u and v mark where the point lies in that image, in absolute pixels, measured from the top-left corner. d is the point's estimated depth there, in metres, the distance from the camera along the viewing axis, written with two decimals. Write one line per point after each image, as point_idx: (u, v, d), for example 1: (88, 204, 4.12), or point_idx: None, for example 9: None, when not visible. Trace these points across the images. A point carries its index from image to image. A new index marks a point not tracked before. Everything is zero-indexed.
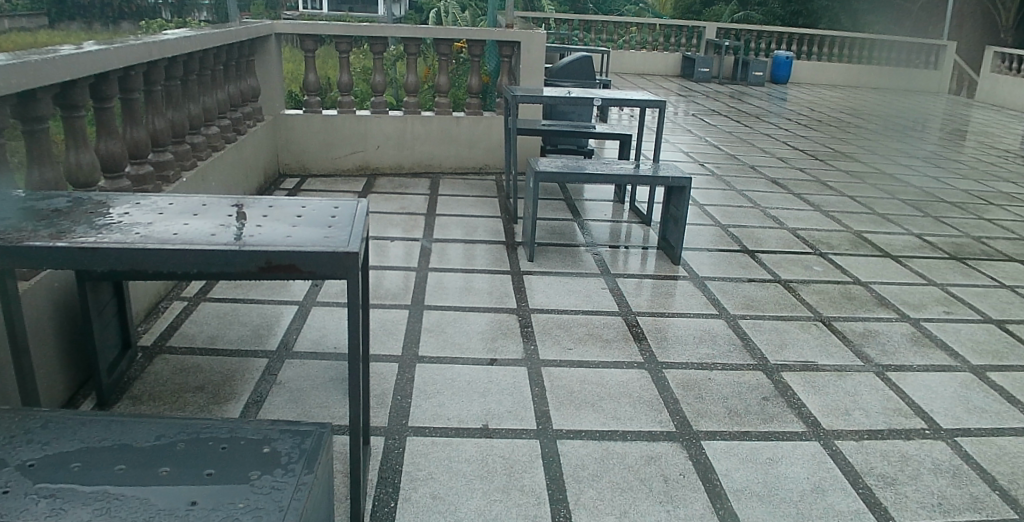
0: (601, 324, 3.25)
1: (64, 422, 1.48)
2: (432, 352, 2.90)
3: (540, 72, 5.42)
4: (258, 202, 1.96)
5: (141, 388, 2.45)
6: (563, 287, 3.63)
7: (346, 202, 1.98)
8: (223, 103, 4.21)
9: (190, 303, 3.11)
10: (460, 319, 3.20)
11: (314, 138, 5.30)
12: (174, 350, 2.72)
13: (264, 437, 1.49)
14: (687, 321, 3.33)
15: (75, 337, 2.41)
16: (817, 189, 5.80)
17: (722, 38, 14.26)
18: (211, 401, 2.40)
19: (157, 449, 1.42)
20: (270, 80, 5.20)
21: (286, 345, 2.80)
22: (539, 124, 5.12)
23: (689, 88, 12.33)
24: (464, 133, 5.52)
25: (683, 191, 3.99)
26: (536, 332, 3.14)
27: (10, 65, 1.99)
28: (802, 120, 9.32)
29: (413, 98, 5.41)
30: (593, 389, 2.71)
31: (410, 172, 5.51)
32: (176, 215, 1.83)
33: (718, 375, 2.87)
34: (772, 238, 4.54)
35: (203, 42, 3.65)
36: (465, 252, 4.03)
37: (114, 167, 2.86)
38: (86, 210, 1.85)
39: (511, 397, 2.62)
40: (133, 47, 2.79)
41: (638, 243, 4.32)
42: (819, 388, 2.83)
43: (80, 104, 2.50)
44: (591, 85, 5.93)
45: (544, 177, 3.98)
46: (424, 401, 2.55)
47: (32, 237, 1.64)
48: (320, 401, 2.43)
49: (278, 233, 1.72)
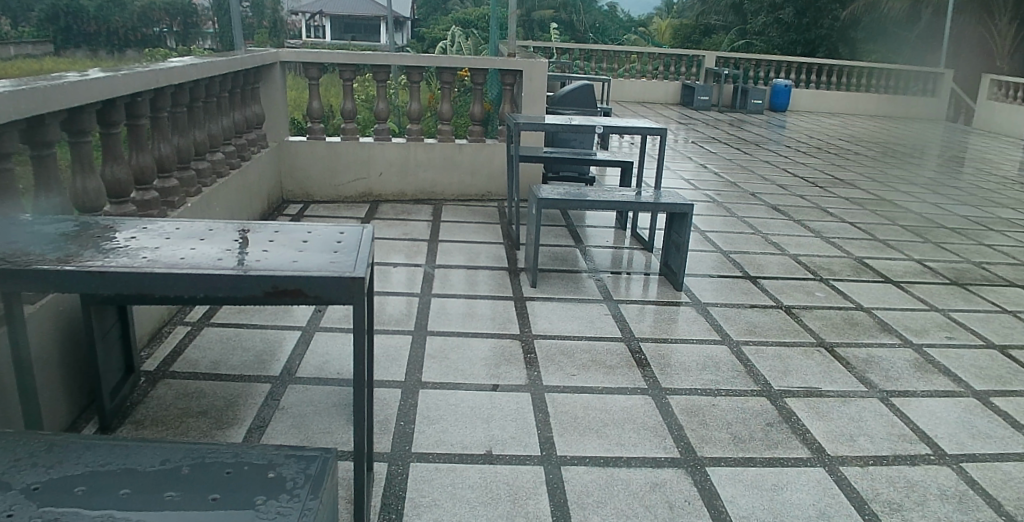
0: (604, 351, 3.24)
1: (70, 446, 1.48)
2: (434, 377, 2.89)
3: (542, 100, 5.45)
4: (264, 227, 1.97)
5: (144, 412, 2.45)
6: (566, 314, 3.63)
7: (351, 227, 2.00)
8: (228, 130, 4.23)
9: (194, 328, 3.11)
10: (464, 345, 3.20)
11: (317, 165, 5.33)
12: (177, 375, 2.71)
13: (270, 461, 1.48)
14: (689, 347, 3.33)
15: (79, 361, 2.40)
16: (818, 215, 5.82)
17: (722, 67, 14.41)
18: (213, 426, 2.39)
19: (162, 473, 1.42)
20: (273, 106, 5.21)
21: (289, 370, 2.79)
22: (542, 151, 5.14)
23: (689, 115, 12.41)
24: (466, 160, 5.54)
25: (685, 217, 3.98)
26: (539, 359, 3.12)
27: (20, 91, 2.02)
28: (801, 148, 9.36)
29: (416, 125, 5.45)
30: (597, 415, 2.70)
31: (411, 198, 5.53)
32: (183, 240, 1.84)
33: (722, 401, 2.87)
34: (774, 265, 4.56)
35: (209, 69, 3.69)
36: (468, 278, 4.04)
37: (120, 193, 2.85)
38: (94, 234, 1.86)
39: (514, 423, 2.61)
40: (140, 73, 2.83)
41: (640, 270, 4.32)
42: (823, 414, 2.82)
43: (87, 130, 2.52)
44: (594, 113, 5.98)
45: (547, 204, 4.00)
46: (427, 427, 2.54)
47: (40, 261, 1.66)
48: (323, 427, 2.43)
49: (285, 258, 1.73)
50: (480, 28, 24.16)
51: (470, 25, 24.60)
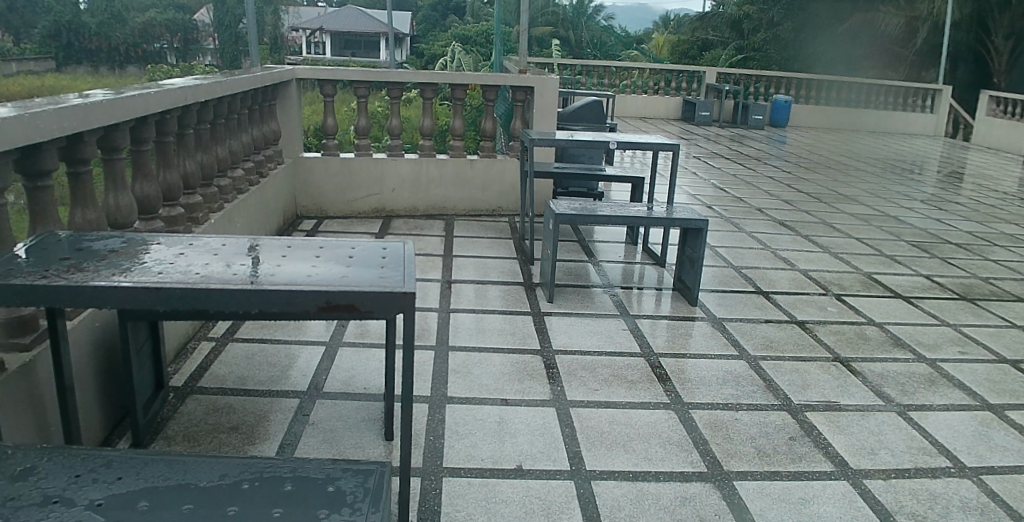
0: (625, 366, 3.27)
1: (127, 461, 1.50)
2: (460, 393, 2.91)
3: (553, 117, 5.50)
4: (308, 243, 2.00)
5: (175, 428, 2.45)
6: (585, 328, 3.66)
7: (392, 243, 2.03)
8: (247, 146, 4.26)
9: (218, 343, 3.13)
10: (487, 360, 3.22)
11: (331, 180, 5.36)
12: (205, 390, 2.72)
13: (328, 475, 1.50)
14: (709, 362, 3.35)
15: (112, 377, 2.41)
16: (824, 231, 5.88)
17: (721, 83, 14.53)
18: (246, 442, 2.40)
19: (223, 488, 1.43)
20: (288, 123, 5.25)
21: (316, 386, 2.81)
22: (553, 167, 5.18)
23: (691, 131, 12.50)
24: (477, 176, 5.58)
25: (699, 233, 4.01)
26: (562, 374, 3.15)
27: (63, 110, 2.05)
28: (802, 164, 9.45)
29: (429, 141, 5.51)
30: (624, 430, 2.72)
31: (423, 214, 5.56)
32: (231, 256, 1.87)
33: (744, 415, 2.90)
34: (783, 279, 4.61)
35: (231, 86, 3.72)
36: (483, 293, 4.06)
37: (149, 209, 2.87)
38: (142, 250, 1.89)
39: (542, 438, 2.63)
40: (170, 91, 2.86)
41: (652, 285, 4.36)
42: (844, 428, 2.85)
43: (121, 147, 2.54)
44: (602, 129, 6.04)
45: (563, 220, 4.03)
46: (457, 441, 2.56)
47: (94, 277, 1.68)
48: (354, 441, 2.44)
49: (334, 273, 1.77)
50: (478, 44, 24.24)
51: (470, 42, 24.77)
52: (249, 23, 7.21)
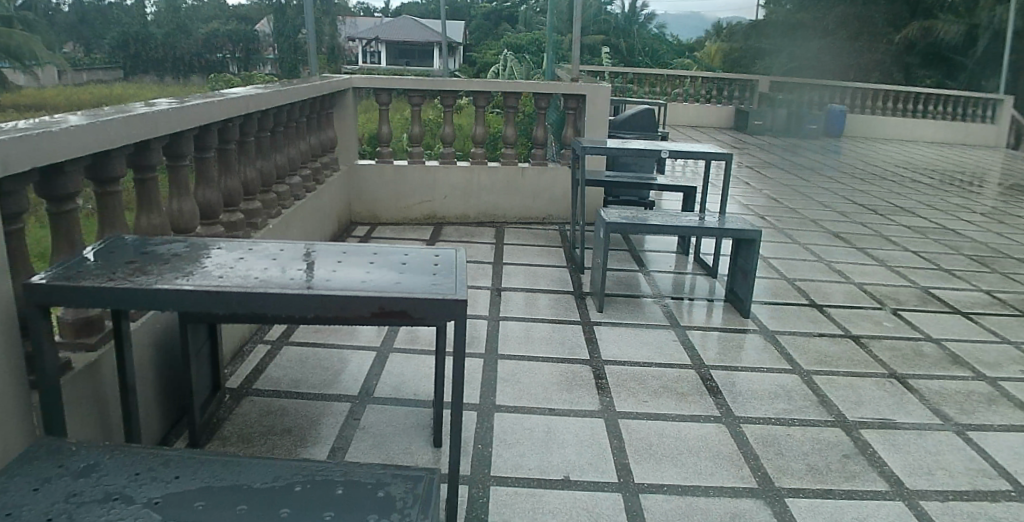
0: (675, 377, 3.22)
1: (184, 461, 1.54)
2: (509, 401, 2.91)
3: (604, 125, 5.47)
4: (362, 250, 2.03)
5: (230, 429, 2.51)
6: (634, 339, 3.62)
7: (445, 250, 2.05)
8: (304, 153, 4.36)
9: (273, 347, 3.20)
10: (536, 369, 3.22)
11: (385, 187, 5.44)
12: (260, 393, 2.78)
13: (377, 481, 1.51)
14: (760, 376, 3.28)
15: (171, 377, 2.48)
16: (880, 244, 5.70)
17: (775, 92, 14.25)
18: (298, 444, 2.45)
19: (276, 490, 1.46)
20: (344, 130, 5.35)
21: (367, 390, 2.84)
22: (604, 175, 5.16)
23: (742, 140, 12.28)
24: (528, 184, 5.59)
25: (752, 243, 3.92)
26: (611, 384, 3.12)
27: (132, 118, 2.13)
28: (857, 175, 9.20)
29: (481, 149, 5.56)
30: (673, 443, 2.68)
31: (474, 221, 5.60)
32: (287, 261, 1.91)
33: (796, 431, 2.82)
34: (838, 292, 4.48)
35: (290, 95, 3.81)
36: (533, 301, 4.06)
37: (210, 214, 2.96)
38: (203, 255, 1.94)
39: (590, 449, 2.61)
40: (232, 100, 2.95)
41: (703, 295, 4.29)
42: (899, 446, 2.75)
43: (185, 154, 2.62)
44: (653, 137, 5.99)
45: (614, 229, 3.99)
46: (505, 450, 2.56)
47: (158, 280, 1.74)
48: (404, 447, 2.46)
49: (387, 279, 1.79)
50: (528, 53, 24.29)
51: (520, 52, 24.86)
52: (308, 31, 7.36)
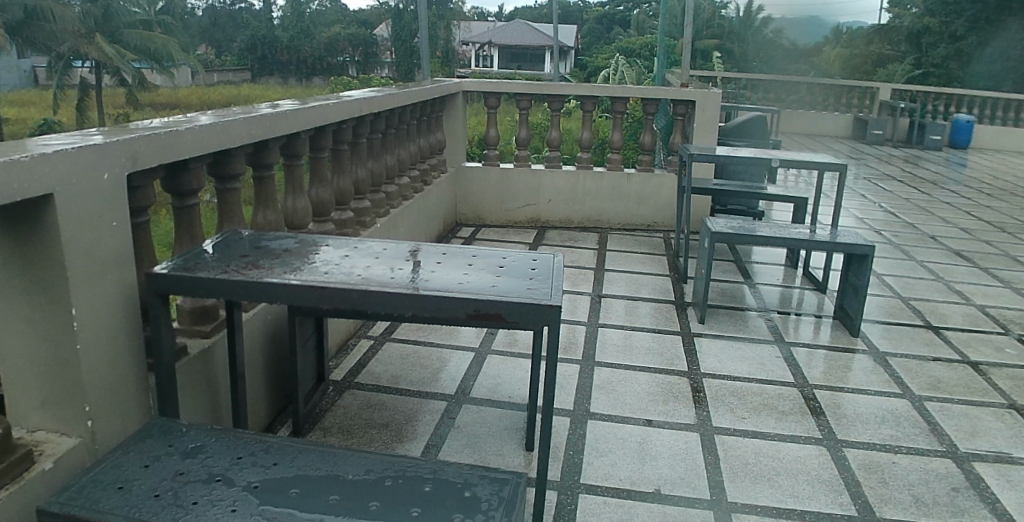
0: (775, 395, 3.08)
1: (284, 449, 1.62)
2: (603, 409, 2.88)
3: (714, 131, 5.31)
4: (461, 251, 2.07)
5: (331, 420, 2.62)
6: (735, 353, 3.50)
7: (543, 255, 2.06)
8: (414, 155, 4.49)
9: (376, 342, 3.31)
10: (632, 378, 3.17)
11: (491, 190, 5.52)
12: (361, 386, 2.89)
13: (465, 481, 1.53)
14: (867, 398, 3.08)
15: (280, 366, 2.62)
16: (1008, 264, 5.23)
17: (898, 99, 13.40)
18: (394, 439, 2.52)
19: (366, 483, 1.51)
20: (454, 133, 5.47)
21: (464, 390, 2.89)
22: (712, 183, 5.01)
23: (861, 150, 11.63)
24: (633, 190, 5.52)
25: (865, 259, 3.71)
26: (708, 398, 3.02)
27: (252, 119, 2.26)
28: (989, 189, 8.50)
29: (587, 153, 5.54)
30: (769, 463, 2.57)
31: (578, 226, 5.59)
32: (389, 260, 1.97)
33: (903, 459, 2.63)
34: (958, 314, 4.15)
35: (401, 98, 3.94)
36: (632, 309, 4.00)
37: (322, 211, 3.10)
38: (311, 251, 2.04)
39: (683, 463, 2.53)
40: (346, 103, 3.07)
41: (812, 311, 4.08)
42: (1015, 483, 2.51)
43: (301, 154, 2.76)
44: (764, 146, 5.78)
45: (719, 238, 3.87)
46: (597, 459, 2.53)
47: (268, 274, 1.83)
48: (497, 449, 2.49)
49: (484, 282, 1.82)
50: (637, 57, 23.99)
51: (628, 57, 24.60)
52: (423, 36, 7.56)
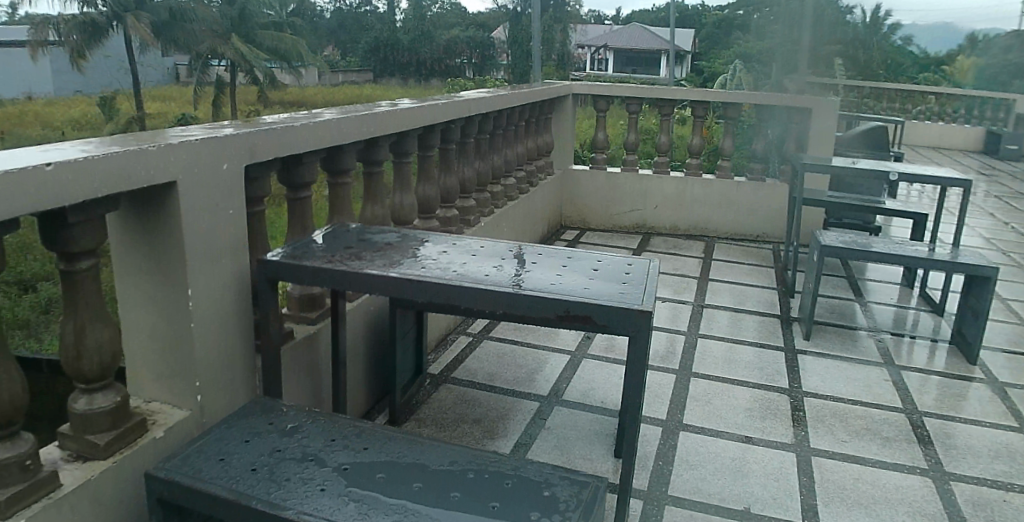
0: (881, 420, 2.90)
1: (375, 434, 1.69)
2: (696, 421, 2.82)
3: (831, 140, 5.05)
4: (557, 252, 2.08)
5: (426, 412, 2.70)
6: (841, 373, 3.32)
7: (638, 260, 2.04)
8: (520, 155, 4.54)
9: (474, 339, 3.38)
10: (729, 392, 3.07)
11: (597, 194, 5.51)
12: (457, 381, 2.96)
13: (545, 480, 1.54)
14: (979, 430, 2.85)
15: (380, 356, 2.73)
16: None
17: None
18: (485, 435, 2.57)
19: (449, 474, 1.55)
20: (562, 135, 5.49)
21: (556, 392, 2.90)
22: (827, 195, 4.77)
23: (997, 165, 10.76)
24: (743, 199, 5.34)
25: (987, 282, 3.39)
26: (809, 418, 2.89)
27: (364, 117, 2.36)
28: None
29: (696, 160, 5.41)
30: (868, 490, 2.42)
31: (685, 233, 5.47)
32: (486, 258, 2.01)
33: (1017, 498, 2.41)
34: None
35: (510, 99, 3.99)
36: (735, 321, 3.89)
37: (427, 208, 3.20)
38: (412, 246, 2.11)
39: (776, 483, 2.44)
40: (454, 103, 3.15)
41: (926, 334, 3.81)
42: None
43: (409, 152, 2.85)
44: (884, 157, 5.45)
45: (828, 252, 3.68)
46: (687, 471, 2.47)
47: (370, 266, 1.91)
48: (585, 453, 2.48)
49: (576, 284, 1.82)
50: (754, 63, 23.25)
51: None
52: (538, 39, 7.62)
